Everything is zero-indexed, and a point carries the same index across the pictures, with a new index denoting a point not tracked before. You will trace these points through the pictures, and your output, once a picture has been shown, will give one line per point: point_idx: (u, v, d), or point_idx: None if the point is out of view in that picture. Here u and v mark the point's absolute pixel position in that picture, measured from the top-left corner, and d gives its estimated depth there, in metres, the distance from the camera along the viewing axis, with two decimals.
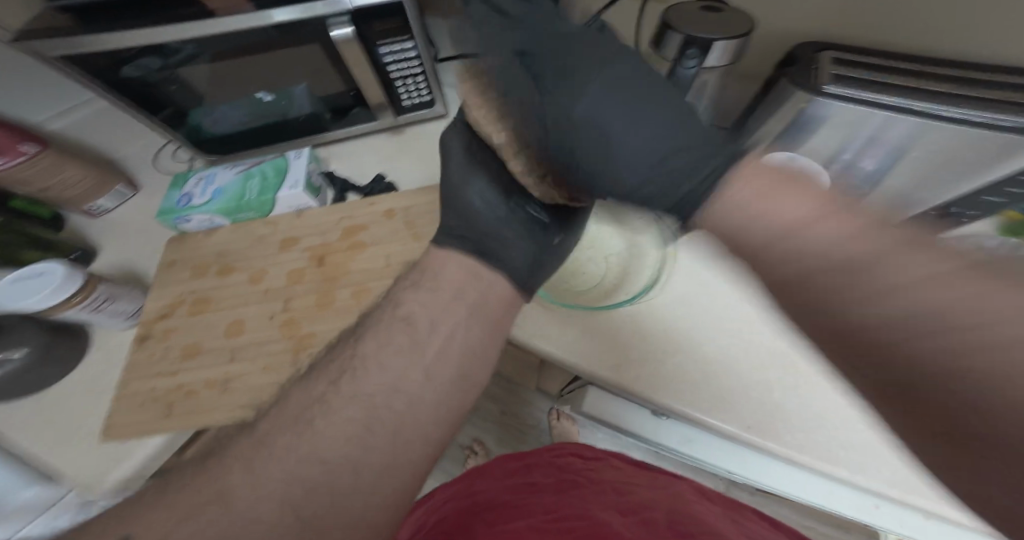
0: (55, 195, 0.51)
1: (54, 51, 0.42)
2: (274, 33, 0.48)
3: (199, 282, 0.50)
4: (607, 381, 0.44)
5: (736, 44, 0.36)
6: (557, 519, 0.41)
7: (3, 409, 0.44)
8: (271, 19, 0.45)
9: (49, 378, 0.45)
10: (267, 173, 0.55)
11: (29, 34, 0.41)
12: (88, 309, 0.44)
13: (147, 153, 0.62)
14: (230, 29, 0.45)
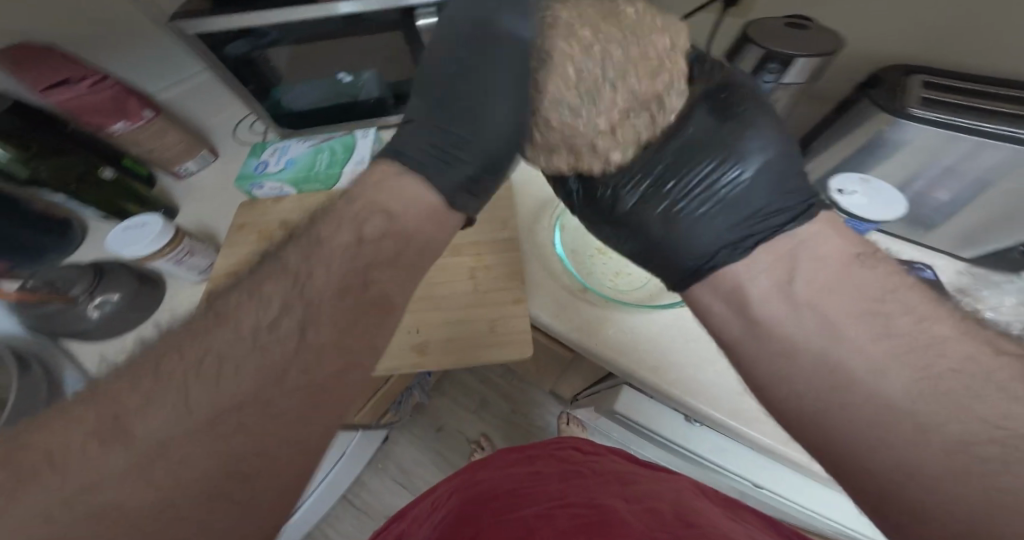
0: (157, 157, 0.57)
1: (184, 30, 0.47)
2: (341, 22, 0.51)
3: (264, 246, 0.54)
4: (646, 382, 0.45)
5: (819, 63, 0.34)
6: (565, 506, 0.43)
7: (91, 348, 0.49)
8: (337, 10, 0.48)
9: (135, 322, 0.49)
10: (336, 149, 0.58)
11: (173, 15, 0.47)
12: (172, 260, 0.48)
13: (230, 123, 0.68)
14: (301, 16, 0.48)
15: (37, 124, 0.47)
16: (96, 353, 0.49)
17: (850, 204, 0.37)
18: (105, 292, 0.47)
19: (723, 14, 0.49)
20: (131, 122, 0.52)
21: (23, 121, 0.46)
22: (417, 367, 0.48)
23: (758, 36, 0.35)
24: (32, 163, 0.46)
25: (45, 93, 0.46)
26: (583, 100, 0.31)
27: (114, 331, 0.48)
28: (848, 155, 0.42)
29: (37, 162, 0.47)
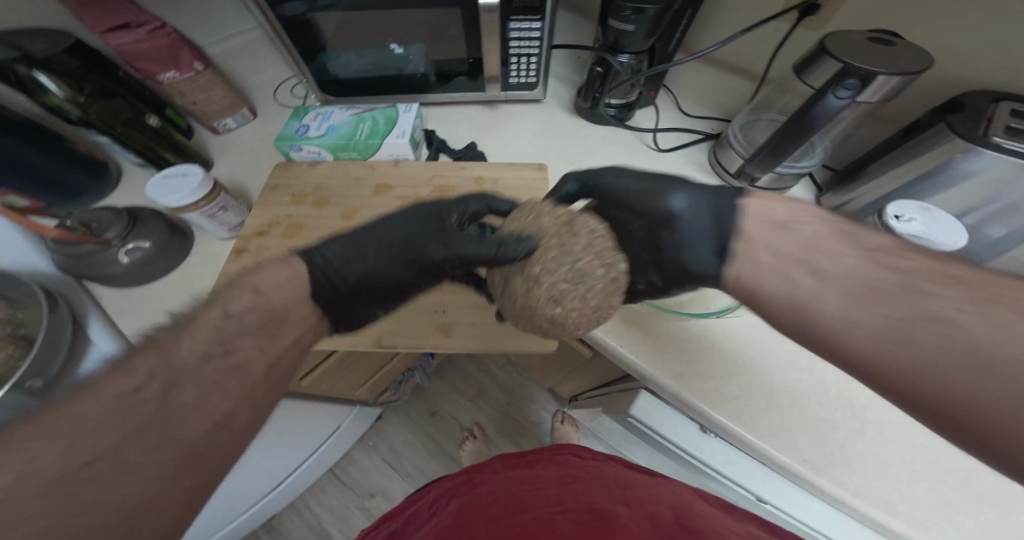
0: (198, 109, 0.56)
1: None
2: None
3: (296, 209, 0.53)
4: (668, 388, 0.44)
5: (902, 82, 0.32)
6: (565, 510, 0.43)
7: (114, 295, 0.48)
8: None
9: (159, 272, 0.48)
10: (378, 120, 0.58)
11: None
12: (205, 214, 0.47)
13: (272, 84, 0.67)
14: None
15: (93, 65, 0.46)
16: (120, 300, 0.48)
17: (907, 232, 0.36)
18: (136, 240, 0.46)
19: (795, 24, 0.49)
20: (182, 73, 0.51)
21: (83, 61, 0.46)
22: (438, 347, 0.47)
23: (837, 48, 0.34)
24: (83, 102, 0.45)
25: (105, 35, 0.45)
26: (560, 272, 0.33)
27: (139, 277, 0.47)
28: (908, 180, 0.42)
29: (89, 102, 0.46)
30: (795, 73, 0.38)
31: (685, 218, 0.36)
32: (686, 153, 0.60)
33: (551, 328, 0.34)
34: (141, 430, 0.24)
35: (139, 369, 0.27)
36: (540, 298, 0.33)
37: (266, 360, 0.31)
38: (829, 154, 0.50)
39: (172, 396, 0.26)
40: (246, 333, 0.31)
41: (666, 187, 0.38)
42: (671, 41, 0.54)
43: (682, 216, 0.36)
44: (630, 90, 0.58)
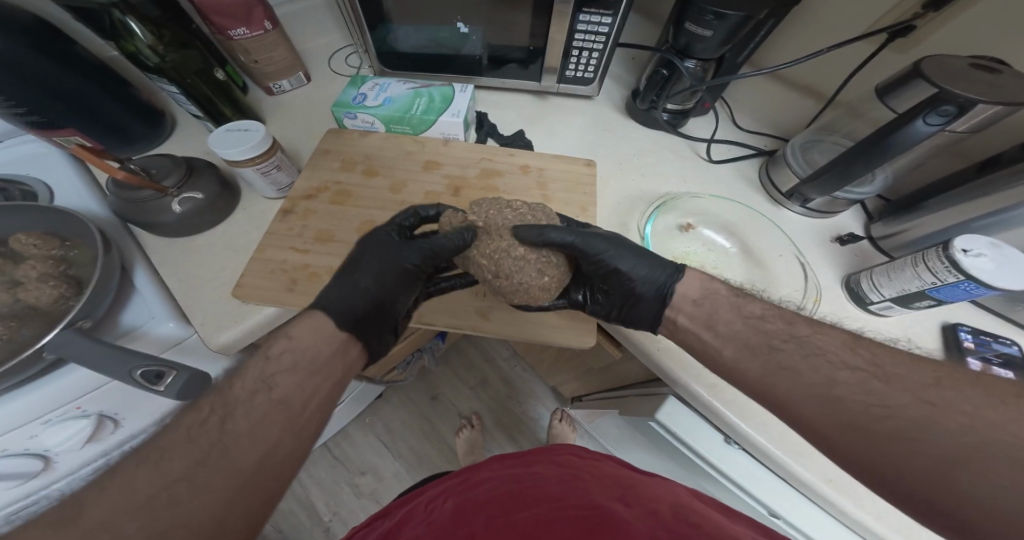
0: (257, 69, 0.56)
1: None
2: None
3: (345, 176, 0.53)
4: (701, 397, 0.42)
5: (1004, 111, 0.33)
6: (566, 506, 0.41)
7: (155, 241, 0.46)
8: None
9: (205, 226, 0.47)
10: (434, 97, 0.57)
11: None
12: (259, 171, 0.46)
13: (327, 50, 0.67)
14: None
15: (173, 14, 0.46)
16: (164, 248, 0.46)
17: (975, 266, 0.36)
18: (190, 191, 0.44)
19: (881, 46, 0.48)
20: (252, 30, 0.51)
21: (161, 10, 0.44)
22: (476, 331, 0.46)
23: (934, 73, 0.35)
24: (161, 51, 0.44)
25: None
26: (523, 261, 0.39)
27: (188, 228, 0.45)
28: (974, 216, 0.41)
29: (167, 51, 0.45)
30: (885, 95, 0.40)
31: (639, 288, 0.41)
32: (737, 166, 0.59)
33: (536, 294, 0.41)
34: (202, 460, 0.27)
35: (202, 405, 0.29)
36: (528, 270, 0.39)
37: (305, 392, 0.33)
38: (887, 185, 0.50)
39: (226, 426, 0.29)
40: (275, 368, 0.32)
41: (625, 254, 0.42)
42: (743, 52, 0.53)
43: (641, 290, 0.41)
44: (691, 97, 0.58)
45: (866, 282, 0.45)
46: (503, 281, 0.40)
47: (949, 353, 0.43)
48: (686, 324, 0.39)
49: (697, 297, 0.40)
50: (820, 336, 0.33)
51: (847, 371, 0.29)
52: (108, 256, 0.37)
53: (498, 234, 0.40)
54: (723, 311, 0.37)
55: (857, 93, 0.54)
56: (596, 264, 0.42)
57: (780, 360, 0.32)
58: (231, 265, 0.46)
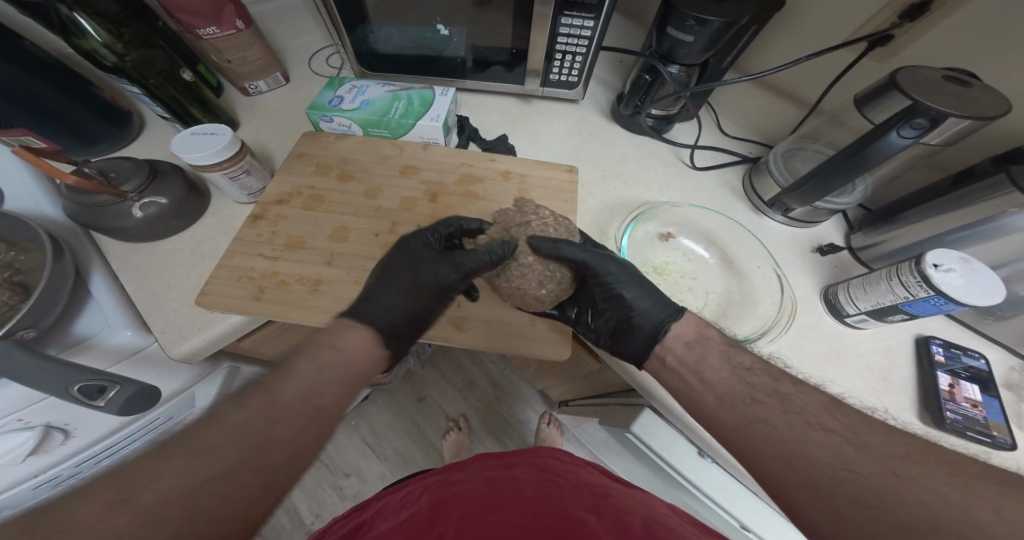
0: (231, 69, 0.55)
1: None
2: None
3: (319, 180, 0.52)
4: (675, 410, 0.41)
5: (976, 125, 0.33)
6: (537, 514, 0.40)
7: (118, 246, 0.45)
8: None
9: (170, 231, 0.45)
10: (414, 100, 0.56)
11: None
12: (227, 176, 0.45)
13: (308, 50, 0.66)
14: None
15: (134, 12, 0.45)
16: (126, 254, 0.44)
17: (944, 281, 0.36)
18: (152, 195, 0.43)
19: (863, 54, 0.48)
20: (223, 29, 0.49)
21: (122, 8, 0.44)
22: (449, 340, 0.45)
23: (909, 85, 0.35)
24: (120, 50, 0.43)
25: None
26: (527, 268, 0.40)
27: (148, 234, 0.44)
28: (952, 229, 0.41)
29: (127, 49, 0.44)
30: (861, 105, 0.39)
31: (638, 320, 0.41)
32: (720, 173, 0.59)
33: (527, 299, 0.42)
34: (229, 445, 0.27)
35: None
36: (530, 277, 0.40)
37: None
38: (867, 195, 0.50)
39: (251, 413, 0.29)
40: None
41: (632, 285, 0.42)
42: (726, 58, 0.52)
43: (638, 322, 0.41)
44: (674, 102, 0.57)
45: (843, 294, 0.45)
46: (504, 281, 0.41)
47: (919, 366, 0.43)
48: (669, 366, 0.39)
49: (691, 340, 0.39)
50: (805, 396, 0.32)
51: (826, 433, 0.29)
52: (59, 261, 0.36)
53: (514, 236, 0.41)
54: (712, 358, 0.37)
55: (840, 101, 0.53)
56: (602, 286, 0.43)
57: (759, 412, 0.31)
58: (197, 271, 0.45)
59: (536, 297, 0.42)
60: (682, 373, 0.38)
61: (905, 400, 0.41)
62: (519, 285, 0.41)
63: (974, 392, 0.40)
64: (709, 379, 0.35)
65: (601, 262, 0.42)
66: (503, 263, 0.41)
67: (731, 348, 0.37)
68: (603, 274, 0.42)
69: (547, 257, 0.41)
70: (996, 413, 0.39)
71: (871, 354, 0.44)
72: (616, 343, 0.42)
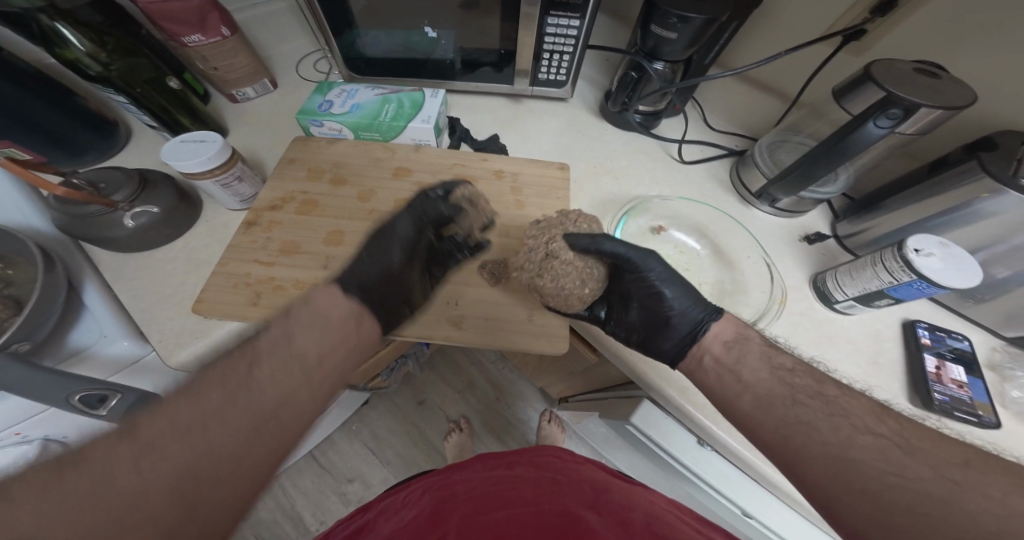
0: (217, 76, 0.55)
1: None
2: None
3: (313, 185, 0.52)
4: (672, 399, 0.42)
5: (945, 115, 0.35)
6: (538, 512, 0.41)
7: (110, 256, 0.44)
8: None
9: (163, 239, 0.45)
10: (404, 103, 0.56)
11: None
12: (219, 183, 0.45)
13: (294, 56, 0.66)
14: None
15: (115, 21, 0.44)
16: (119, 265, 0.44)
17: (925, 266, 0.37)
18: (144, 204, 0.42)
19: (838, 48, 0.49)
20: (208, 37, 0.49)
21: (105, 17, 0.43)
22: (448, 339, 0.45)
23: (883, 78, 0.36)
24: (104, 59, 0.43)
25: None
26: (564, 263, 0.40)
27: (142, 243, 0.43)
28: (931, 215, 0.42)
29: (112, 58, 0.43)
30: (838, 97, 0.41)
31: (675, 319, 0.41)
32: (708, 167, 0.60)
33: (565, 299, 0.41)
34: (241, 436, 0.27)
35: None
36: (573, 277, 0.40)
37: None
38: (850, 184, 0.51)
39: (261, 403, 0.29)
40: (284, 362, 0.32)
41: (671, 283, 0.42)
42: (710, 54, 0.53)
43: (676, 322, 0.41)
44: (662, 98, 0.58)
45: (831, 281, 0.46)
46: (544, 278, 0.40)
47: (907, 349, 0.44)
48: (706, 366, 0.38)
49: (729, 340, 0.39)
50: (850, 399, 0.31)
51: (874, 435, 0.28)
52: (52, 272, 0.35)
53: (553, 236, 0.41)
54: (751, 358, 0.36)
55: (819, 94, 0.55)
56: (641, 282, 0.42)
57: (800, 414, 0.30)
58: (191, 279, 0.44)
59: (574, 296, 0.41)
60: (719, 374, 0.36)
61: (895, 383, 0.42)
62: (557, 283, 0.40)
63: (960, 373, 0.41)
64: (747, 379, 0.34)
65: (643, 256, 0.42)
66: (541, 258, 0.40)
67: (771, 349, 0.37)
68: (642, 271, 0.42)
69: (588, 245, 0.40)
70: (981, 393, 0.40)
71: (859, 339, 0.45)
72: (654, 341, 0.42)
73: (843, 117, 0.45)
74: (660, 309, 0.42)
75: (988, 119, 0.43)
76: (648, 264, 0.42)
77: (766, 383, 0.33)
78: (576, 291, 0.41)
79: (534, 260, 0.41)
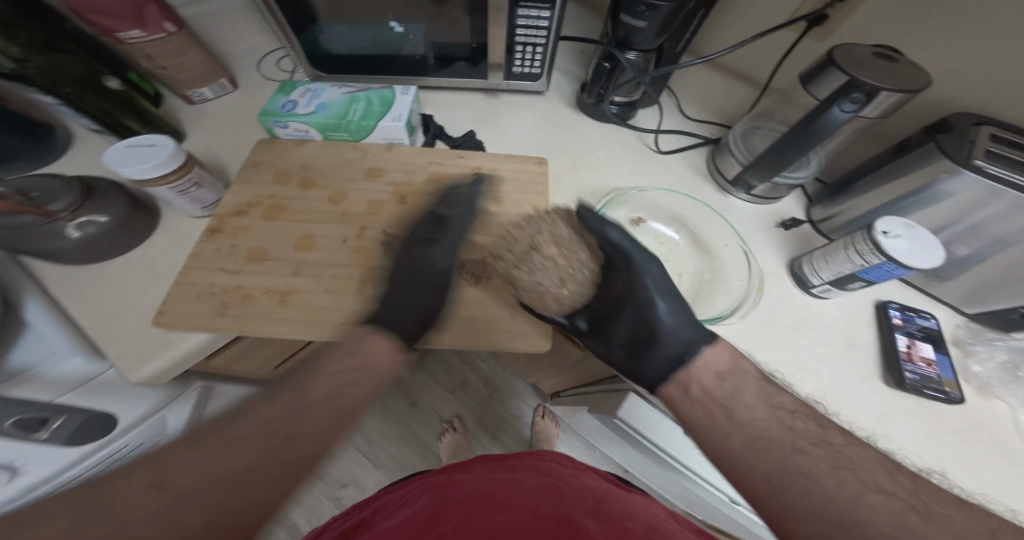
0: (168, 76, 0.52)
1: None
2: None
3: (280, 188, 0.50)
4: (655, 392, 0.41)
5: (903, 97, 0.35)
6: (538, 517, 0.40)
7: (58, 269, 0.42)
8: None
9: (116, 250, 0.43)
10: (373, 100, 0.55)
11: None
12: (175, 190, 0.42)
13: (256, 54, 0.63)
14: None
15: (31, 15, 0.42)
16: (65, 276, 0.41)
17: (893, 248, 0.37)
18: (90, 214, 0.39)
19: (803, 33, 0.49)
20: (150, 33, 0.46)
21: (18, 11, 0.40)
22: (428, 342, 0.44)
23: (844, 62, 0.36)
24: (20, 55, 0.40)
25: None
26: (539, 259, 0.39)
27: (90, 253, 0.41)
28: (896, 196, 0.43)
29: (26, 54, 0.40)
30: (803, 83, 0.41)
31: (662, 337, 0.39)
32: (684, 156, 0.60)
33: (542, 296, 0.40)
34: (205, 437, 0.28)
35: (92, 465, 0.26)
36: (548, 272, 0.39)
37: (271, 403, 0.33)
38: (821, 169, 0.51)
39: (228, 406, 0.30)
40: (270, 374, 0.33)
41: (667, 299, 0.40)
42: (679, 41, 0.53)
43: (662, 339, 0.39)
44: (635, 88, 0.58)
45: (807, 265, 0.46)
46: (520, 273, 0.39)
47: (879, 329, 0.45)
48: (693, 396, 0.37)
49: (724, 371, 0.36)
50: (856, 451, 0.30)
51: (879, 490, 0.27)
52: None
53: (536, 230, 0.40)
54: (747, 395, 0.34)
55: (789, 80, 0.55)
56: (632, 291, 0.41)
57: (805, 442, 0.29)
58: (152, 291, 0.42)
59: (550, 295, 0.40)
60: (710, 405, 0.35)
61: (869, 364, 0.43)
62: (529, 277, 0.39)
63: (928, 350, 0.43)
64: (741, 418, 0.33)
65: (632, 258, 0.40)
66: (518, 255, 0.39)
67: (768, 387, 0.35)
68: (636, 278, 0.40)
69: (561, 236, 0.40)
70: (946, 370, 0.42)
71: (837, 322, 0.46)
72: (643, 361, 0.40)
73: (810, 102, 0.45)
74: (650, 318, 0.40)
75: (950, 101, 0.44)
76: (638, 269, 0.40)
77: (765, 422, 0.32)
78: (551, 287, 0.40)
79: (507, 254, 0.40)
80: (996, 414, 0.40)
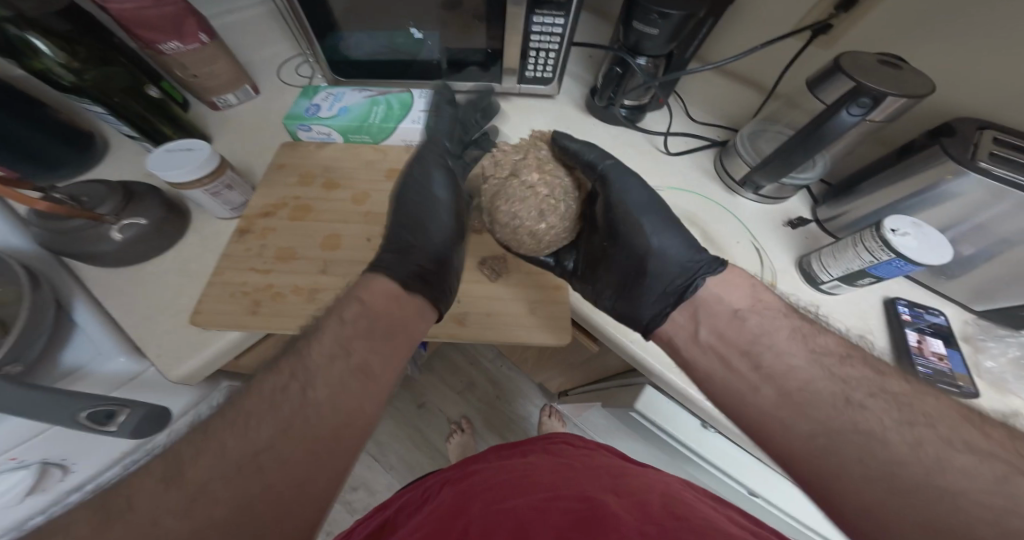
0: (197, 84, 0.53)
1: None
2: None
3: (304, 190, 0.51)
4: (675, 385, 0.42)
5: (909, 103, 0.37)
6: (556, 497, 0.40)
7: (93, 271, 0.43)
8: None
9: (152, 252, 0.44)
10: (393, 104, 0.56)
11: None
12: (209, 192, 0.44)
13: (274, 60, 0.64)
14: None
15: (88, 30, 0.43)
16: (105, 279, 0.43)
17: (902, 245, 0.39)
18: (131, 217, 0.41)
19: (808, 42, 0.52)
20: (186, 44, 0.48)
21: (75, 25, 0.42)
22: (453, 337, 0.45)
23: (852, 69, 0.39)
24: (76, 69, 0.42)
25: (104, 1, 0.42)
26: (518, 188, 0.41)
27: (131, 256, 0.42)
28: (902, 197, 0.45)
29: (85, 67, 0.42)
30: (811, 89, 0.43)
31: (655, 263, 0.43)
32: (693, 157, 0.62)
33: (528, 236, 0.42)
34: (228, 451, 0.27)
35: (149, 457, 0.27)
36: (529, 205, 0.40)
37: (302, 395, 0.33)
38: (827, 170, 0.53)
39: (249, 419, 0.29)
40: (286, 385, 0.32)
41: (655, 226, 0.43)
42: (688, 49, 0.55)
43: (653, 267, 0.43)
44: (645, 92, 0.60)
45: (816, 262, 0.48)
46: (506, 206, 0.41)
47: (889, 324, 0.47)
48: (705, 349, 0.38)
49: (736, 310, 0.39)
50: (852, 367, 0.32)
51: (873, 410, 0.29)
52: (38, 291, 0.34)
53: (504, 165, 0.43)
54: (782, 341, 0.35)
55: (794, 85, 0.57)
56: (613, 221, 0.44)
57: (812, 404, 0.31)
58: (186, 290, 0.43)
59: (539, 228, 0.41)
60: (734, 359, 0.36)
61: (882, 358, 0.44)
62: (515, 210, 0.40)
63: (939, 346, 0.44)
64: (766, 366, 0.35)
65: (605, 185, 0.44)
66: (506, 187, 0.41)
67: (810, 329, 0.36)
68: (614, 208, 0.44)
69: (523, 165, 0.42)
70: (958, 364, 0.43)
71: (847, 316, 0.47)
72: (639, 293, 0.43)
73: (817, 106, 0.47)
74: (636, 244, 0.44)
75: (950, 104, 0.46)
76: (617, 196, 0.44)
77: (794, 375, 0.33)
78: (532, 219, 0.41)
79: (490, 190, 0.42)
80: (1002, 404, 0.42)
